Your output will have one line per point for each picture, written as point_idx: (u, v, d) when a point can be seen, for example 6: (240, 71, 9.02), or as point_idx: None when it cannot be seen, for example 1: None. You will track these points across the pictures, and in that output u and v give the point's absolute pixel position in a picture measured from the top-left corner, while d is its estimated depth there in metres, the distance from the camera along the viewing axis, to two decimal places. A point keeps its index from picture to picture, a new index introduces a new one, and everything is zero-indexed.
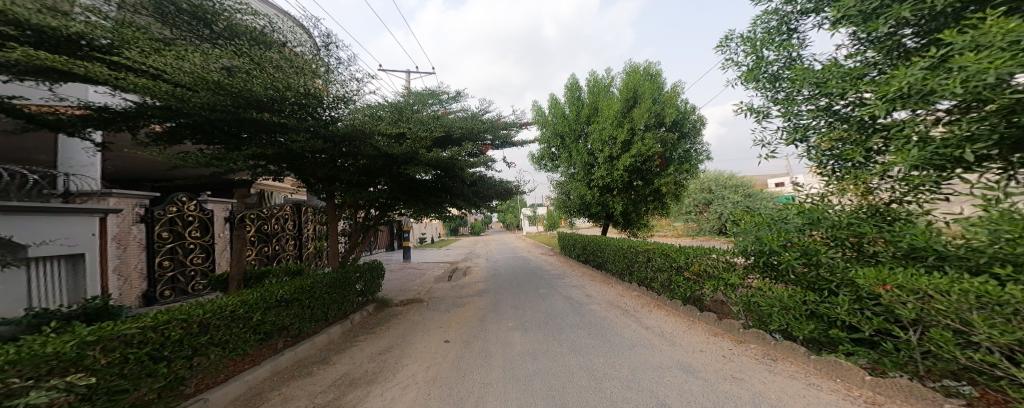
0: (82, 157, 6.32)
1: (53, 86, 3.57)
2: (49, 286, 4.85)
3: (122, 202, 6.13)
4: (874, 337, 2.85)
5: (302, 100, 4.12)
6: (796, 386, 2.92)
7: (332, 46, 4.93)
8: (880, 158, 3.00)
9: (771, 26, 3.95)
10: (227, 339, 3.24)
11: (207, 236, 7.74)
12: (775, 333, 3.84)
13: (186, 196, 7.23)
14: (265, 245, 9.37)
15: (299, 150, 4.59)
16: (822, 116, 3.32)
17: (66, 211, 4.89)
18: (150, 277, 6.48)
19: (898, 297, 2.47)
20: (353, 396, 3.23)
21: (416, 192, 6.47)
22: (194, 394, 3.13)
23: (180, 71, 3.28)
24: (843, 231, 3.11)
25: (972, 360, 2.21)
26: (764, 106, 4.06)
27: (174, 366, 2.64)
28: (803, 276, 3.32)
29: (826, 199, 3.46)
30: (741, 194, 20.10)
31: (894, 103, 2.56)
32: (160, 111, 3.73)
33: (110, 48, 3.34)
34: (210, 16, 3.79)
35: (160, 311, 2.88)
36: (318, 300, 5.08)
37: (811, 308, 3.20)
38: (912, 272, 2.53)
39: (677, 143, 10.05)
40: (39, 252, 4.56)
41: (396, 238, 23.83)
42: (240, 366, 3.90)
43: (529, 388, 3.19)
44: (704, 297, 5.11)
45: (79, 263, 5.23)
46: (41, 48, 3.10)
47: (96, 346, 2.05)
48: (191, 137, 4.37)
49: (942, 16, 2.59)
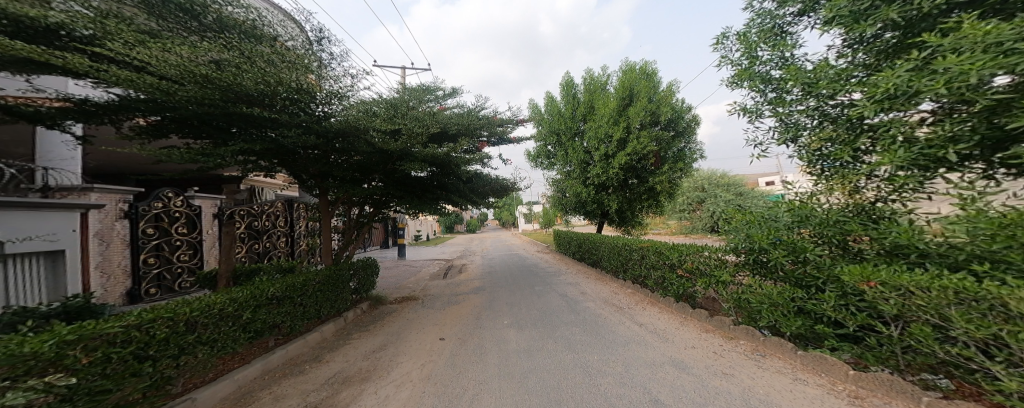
0: (63, 151, 6.18)
1: (31, 78, 3.47)
2: (31, 283, 4.77)
3: (104, 197, 6.01)
4: (858, 332, 2.89)
5: (294, 95, 4.08)
6: (783, 381, 2.97)
7: (324, 40, 4.87)
8: (868, 157, 3.03)
9: (765, 28, 3.98)
10: (215, 338, 3.21)
11: (194, 232, 7.63)
12: (764, 329, 3.90)
13: (172, 191, 7.12)
14: (255, 242, 9.26)
15: (289, 145, 4.54)
16: (812, 115, 3.35)
17: (46, 206, 4.77)
18: (137, 275, 6.39)
19: (881, 293, 2.51)
20: (347, 395, 3.22)
21: (410, 190, 6.45)
22: (182, 393, 3.10)
23: (167, 63, 3.22)
24: (830, 230, 3.14)
25: (949, 354, 2.27)
26: (757, 105, 4.09)
27: (160, 365, 2.61)
28: (791, 272, 3.37)
29: (813, 198, 3.46)
30: (734, 192, 20.30)
31: (881, 103, 2.59)
32: (144, 104, 3.65)
33: (92, 39, 3.25)
34: (197, 8, 3.68)
35: (146, 309, 2.84)
36: (310, 297, 5.04)
37: (799, 305, 3.27)
38: (895, 269, 2.58)
39: (671, 142, 10.15)
40: (20, 248, 4.46)
41: (391, 235, 23.91)
42: (229, 365, 3.86)
43: (524, 385, 3.20)
44: (697, 294, 5.18)
45: (60, 260, 5.11)
46: (20, 37, 3.03)
47: (77, 345, 2.01)
48: (179, 132, 4.29)
49: (930, 18, 2.62)
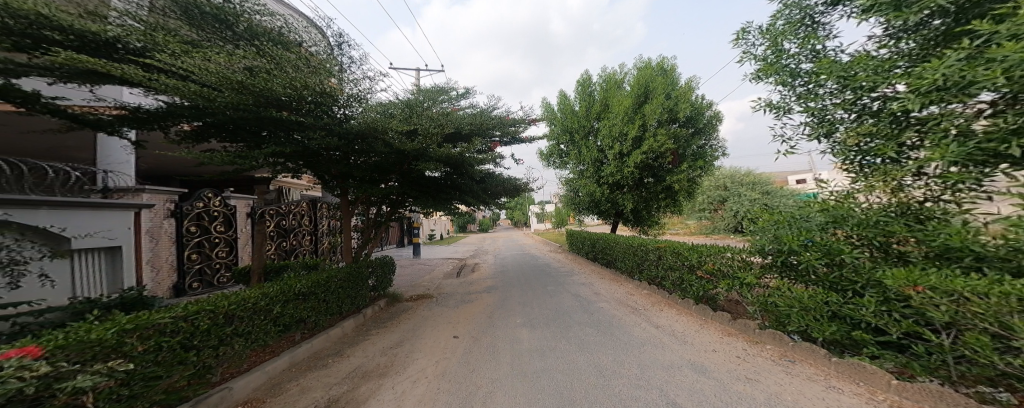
0: (120, 155, 6.63)
1: (93, 88, 3.73)
2: (92, 277, 5.15)
3: (154, 197, 6.40)
4: (903, 340, 2.73)
5: (318, 99, 4.23)
6: (814, 388, 2.85)
7: (345, 44, 5.01)
8: (914, 153, 2.87)
9: (793, 20, 3.82)
10: (250, 330, 3.37)
11: (230, 230, 8.03)
12: (793, 334, 3.76)
13: (212, 191, 7.53)
14: (283, 240, 9.66)
15: (316, 147, 4.71)
16: (850, 109, 3.19)
17: (108, 206, 5.15)
18: (180, 269, 6.78)
19: (930, 298, 2.38)
20: (365, 389, 3.31)
21: (425, 190, 6.57)
22: (220, 382, 3.27)
23: (207, 72, 3.38)
24: (870, 231, 3.01)
25: (1011, 366, 2.10)
26: (784, 101, 3.95)
27: (202, 355, 2.76)
28: (825, 276, 3.23)
29: (850, 198, 3.31)
30: (760, 192, 19.50)
31: (928, 96, 2.45)
32: (188, 110, 3.87)
33: (143, 51, 3.48)
34: (230, 18, 3.89)
35: (189, 303, 2.99)
36: (332, 294, 5.21)
37: (833, 310, 3.11)
38: (947, 273, 2.43)
39: (690, 140, 9.91)
40: (83, 244, 4.84)
41: (407, 233, 24.46)
42: (261, 357, 4.05)
43: (537, 385, 3.21)
44: (718, 296, 5.04)
45: (117, 255, 5.48)
46: (82, 51, 3.29)
47: (133, 334, 2.17)
48: (217, 136, 4.55)
49: (984, 3, 2.45)
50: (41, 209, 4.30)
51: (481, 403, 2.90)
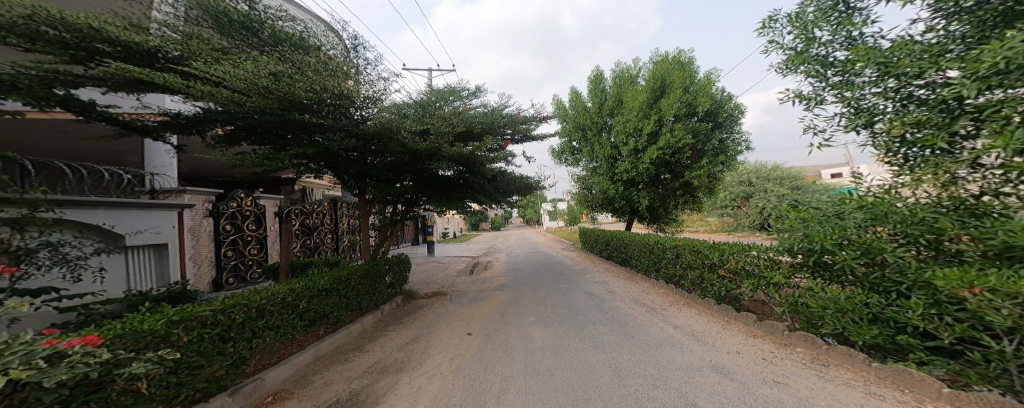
0: (164, 158, 7.02)
1: (139, 96, 3.97)
2: (142, 271, 5.51)
3: (195, 198, 6.77)
4: (956, 346, 2.53)
5: (336, 101, 4.36)
6: (852, 395, 2.69)
7: (360, 47, 5.10)
8: (968, 143, 2.67)
9: (825, 6, 3.62)
10: (279, 324, 3.52)
11: (260, 229, 8.38)
12: (827, 337, 3.56)
13: (244, 192, 7.89)
14: (307, 238, 10.02)
15: (336, 148, 4.84)
16: (891, 98, 3.00)
17: (155, 206, 5.49)
18: (219, 265, 7.16)
19: (990, 301, 2.21)
20: (384, 383, 3.39)
21: (438, 188, 6.64)
22: (253, 373, 3.42)
23: (237, 78, 3.52)
24: (916, 228, 2.82)
25: None
26: (816, 92, 3.75)
27: (238, 346, 2.89)
28: (864, 276, 3.05)
29: (892, 193, 3.10)
30: (788, 188, 18.65)
31: (986, 81, 2.27)
32: (223, 115, 4.06)
33: (182, 59, 3.67)
34: (256, 24, 4.08)
35: (225, 297, 3.14)
36: (352, 290, 5.35)
37: (874, 313, 2.92)
38: (1008, 274, 2.25)
39: (711, 134, 9.62)
40: (134, 241, 5.18)
41: (422, 231, 24.87)
42: (289, 350, 4.23)
43: (552, 382, 3.21)
44: (742, 296, 4.85)
45: (163, 251, 5.83)
46: (128, 61, 3.50)
47: (179, 325, 2.31)
48: (246, 138, 4.77)
49: None
50: (99, 209, 4.64)
51: (497, 400, 2.92)
